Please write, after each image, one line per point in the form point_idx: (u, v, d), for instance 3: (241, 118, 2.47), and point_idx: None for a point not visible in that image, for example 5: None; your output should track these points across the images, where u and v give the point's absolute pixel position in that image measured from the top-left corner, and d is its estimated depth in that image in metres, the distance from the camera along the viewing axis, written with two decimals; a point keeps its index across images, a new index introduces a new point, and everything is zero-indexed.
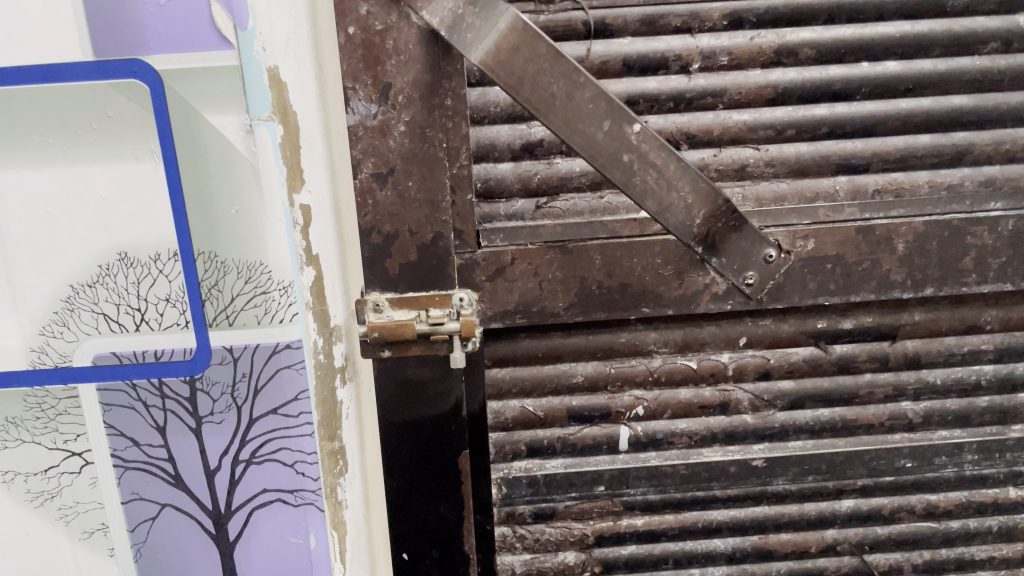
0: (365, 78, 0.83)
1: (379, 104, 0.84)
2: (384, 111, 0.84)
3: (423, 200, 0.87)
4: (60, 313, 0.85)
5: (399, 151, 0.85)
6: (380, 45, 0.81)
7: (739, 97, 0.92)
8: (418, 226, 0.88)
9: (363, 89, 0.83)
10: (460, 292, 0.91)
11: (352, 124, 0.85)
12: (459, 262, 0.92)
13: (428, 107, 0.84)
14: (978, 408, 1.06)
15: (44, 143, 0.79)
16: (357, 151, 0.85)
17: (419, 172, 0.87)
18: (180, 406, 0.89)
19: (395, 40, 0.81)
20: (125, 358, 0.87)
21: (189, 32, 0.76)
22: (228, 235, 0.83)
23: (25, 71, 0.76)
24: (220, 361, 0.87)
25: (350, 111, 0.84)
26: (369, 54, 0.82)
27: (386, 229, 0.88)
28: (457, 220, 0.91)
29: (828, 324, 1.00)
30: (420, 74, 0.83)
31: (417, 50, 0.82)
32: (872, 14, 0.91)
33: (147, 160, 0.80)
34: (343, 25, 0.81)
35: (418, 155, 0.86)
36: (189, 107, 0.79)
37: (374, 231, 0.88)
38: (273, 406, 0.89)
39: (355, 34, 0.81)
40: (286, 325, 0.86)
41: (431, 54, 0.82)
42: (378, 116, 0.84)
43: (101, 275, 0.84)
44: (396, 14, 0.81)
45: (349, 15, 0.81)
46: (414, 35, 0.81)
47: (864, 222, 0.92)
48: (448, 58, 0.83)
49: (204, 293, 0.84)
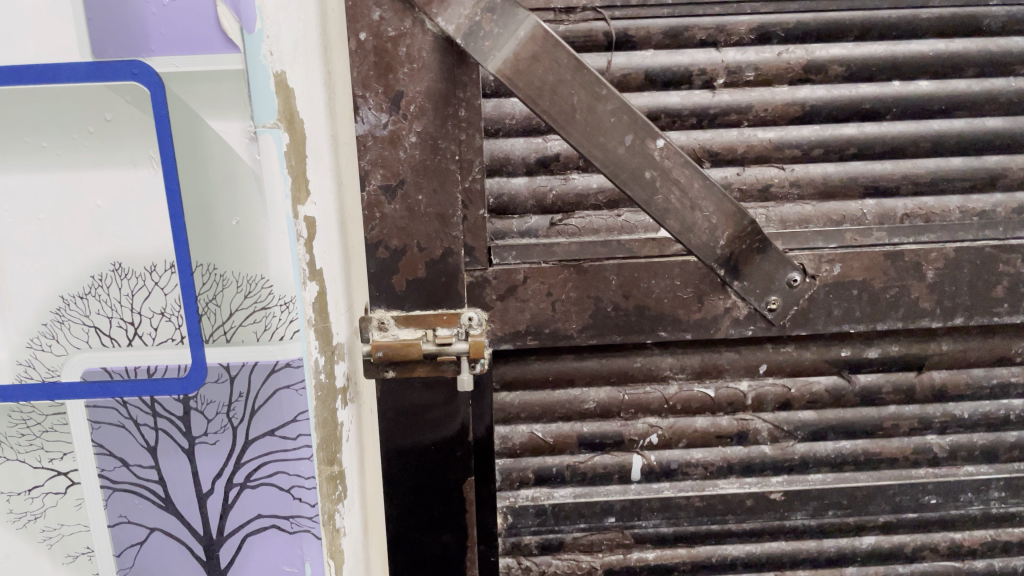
0: (376, 86, 0.79)
1: (390, 114, 0.80)
2: (395, 120, 0.80)
3: (432, 215, 0.83)
4: (49, 325, 0.81)
5: (409, 163, 0.82)
6: (392, 51, 0.78)
7: (765, 114, 0.89)
8: (427, 242, 0.84)
9: (375, 97, 0.79)
10: (469, 311, 0.86)
11: (362, 133, 0.81)
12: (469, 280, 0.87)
13: (441, 118, 0.80)
14: (1006, 442, 1.01)
15: (38, 146, 0.75)
16: (365, 162, 0.82)
17: (431, 187, 0.83)
18: (172, 426, 0.84)
19: (408, 47, 0.78)
20: (116, 374, 0.82)
21: (194, 35, 0.72)
22: (229, 247, 0.79)
23: (20, 70, 0.73)
24: (216, 380, 0.83)
25: (359, 120, 0.80)
26: (381, 61, 0.78)
27: (393, 243, 0.84)
28: (469, 236, 0.86)
29: (852, 353, 0.96)
30: (433, 83, 0.79)
31: (431, 57, 0.78)
32: (905, 32, 0.88)
33: (145, 166, 0.76)
34: (354, 31, 0.77)
35: (430, 168, 0.82)
36: (191, 112, 0.75)
37: (382, 245, 0.84)
38: (270, 427, 0.85)
39: (366, 40, 0.78)
40: (287, 342, 0.82)
41: (446, 62, 0.78)
42: (388, 126, 0.80)
43: (94, 285, 0.80)
44: (410, 19, 0.77)
45: (361, 21, 0.77)
46: (428, 42, 0.78)
47: (893, 247, 0.88)
48: (462, 68, 0.80)
49: (201, 307, 0.80)
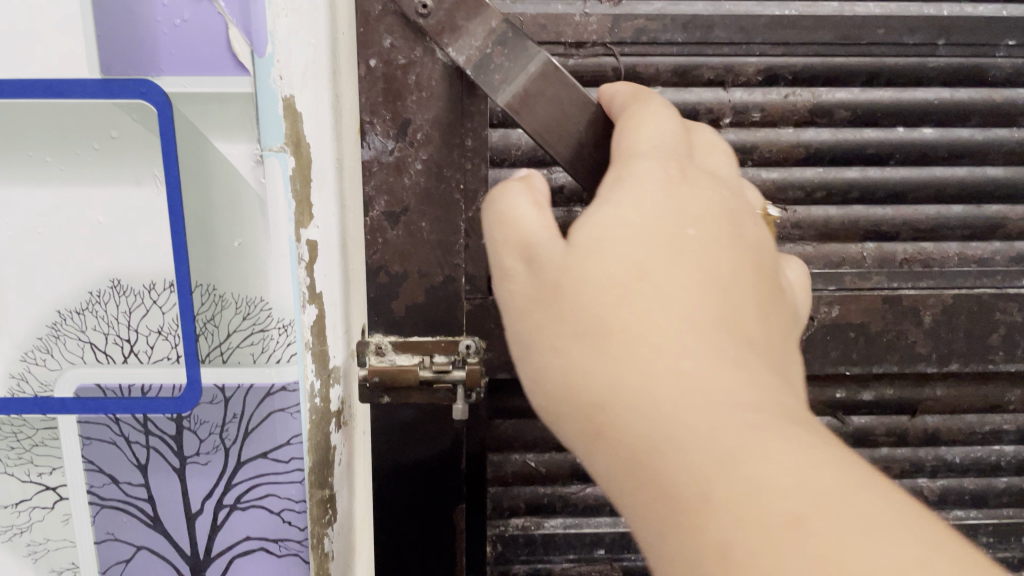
0: (383, 113, 0.79)
1: (397, 141, 0.80)
2: (401, 147, 0.80)
3: (434, 242, 0.83)
4: (44, 339, 0.80)
5: (414, 190, 0.82)
6: (401, 79, 0.78)
7: (769, 154, 0.89)
8: (427, 268, 0.84)
9: (382, 124, 0.79)
10: (466, 338, 0.85)
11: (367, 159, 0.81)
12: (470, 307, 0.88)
13: (447, 146, 0.81)
14: (994, 485, 1.03)
15: (41, 161, 0.75)
16: (370, 188, 0.81)
17: (435, 214, 0.83)
18: (164, 444, 0.84)
19: (418, 75, 0.78)
20: (110, 391, 0.82)
21: (204, 58, 0.72)
22: (230, 268, 0.79)
23: (26, 84, 0.72)
24: (210, 401, 0.82)
25: (365, 145, 0.80)
26: (389, 88, 0.78)
27: (395, 268, 0.84)
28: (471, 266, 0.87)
29: (848, 394, 0.95)
30: (440, 111, 0.80)
31: (439, 86, 0.78)
32: (912, 78, 0.88)
33: (149, 185, 0.76)
34: (364, 57, 0.77)
35: (434, 195, 0.82)
36: (198, 133, 0.75)
37: (383, 270, 0.84)
38: (262, 449, 0.84)
39: (376, 66, 0.78)
40: (283, 365, 0.82)
41: (454, 92, 0.79)
42: (394, 152, 0.80)
43: (92, 301, 0.79)
44: (421, 48, 0.77)
45: (372, 48, 0.77)
46: (437, 71, 0.78)
47: (890, 292, 0.89)
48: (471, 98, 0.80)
49: (198, 326, 0.80)
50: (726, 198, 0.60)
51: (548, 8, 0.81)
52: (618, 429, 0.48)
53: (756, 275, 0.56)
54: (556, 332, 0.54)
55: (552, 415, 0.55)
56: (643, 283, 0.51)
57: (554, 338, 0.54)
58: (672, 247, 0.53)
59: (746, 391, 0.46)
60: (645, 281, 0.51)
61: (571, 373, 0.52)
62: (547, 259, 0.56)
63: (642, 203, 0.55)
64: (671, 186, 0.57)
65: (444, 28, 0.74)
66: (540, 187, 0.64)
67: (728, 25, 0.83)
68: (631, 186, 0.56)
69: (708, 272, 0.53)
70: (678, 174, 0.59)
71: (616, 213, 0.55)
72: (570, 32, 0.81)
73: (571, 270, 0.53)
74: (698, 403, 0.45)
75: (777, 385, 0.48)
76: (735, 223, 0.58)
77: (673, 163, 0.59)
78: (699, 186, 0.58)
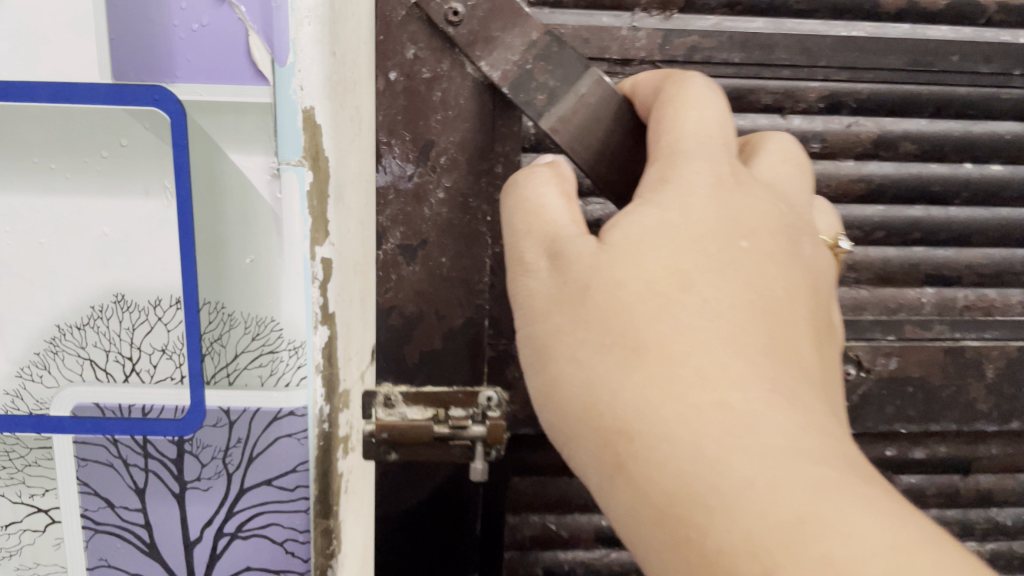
0: (402, 135, 0.83)
1: (416, 165, 0.84)
2: (421, 172, 0.85)
3: (455, 279, 0.89)
4: (42, 355, 0.76)
5: (432, 221, 0.87)
6: (424, 95, 0.82)
7: (827, 189, 0.88)
8: (447, 309, 0.90)
9: (401, 145, 0.84)
10: (488, 391, 0.89)
11: (386, 183, 0.85)
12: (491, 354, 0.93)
13: (473, 173, 0.86)
14: (1005, 524, 1.04)
15: (45, 167, 0.72)
16: (387, 219, 0.86)
17: (452, 246, 0.88)
18: (163, 468, 0.80)
19: (443, 92, 0.82)
20: (108, 411, 0.78)
21: (222, 66, 0.68)
22: (240, 286, 0.74)
23: (34, 87, 0.69)
24: (214, 424, 0.78)
25: (383, 171, 0.85)
26: (411, 106, 0.82)
27: (407, 309, 0.89)
28: (492, 306, 0.91)
29: (900, 451, 0.97)
30: (466, 135, 0.85)
31: (467, 103, 0.83)
32: (983, 109, 0.88)
33: (157, 197, 0.72)
34: (385, 69, 0.81)
35: (452, 228, 0.87)
36: (211, 142, 0.71)
37: (396, 310, 0.89)
38: (266, 476, 0.80)
39: (396, 79, 0.81)
40: (291, 389, 0.77)
41: (484, 110, 0.83)
42: (413, 178, 0.85)
43: (93, 316, 0.75)
44: (448, 61, 0.81)
45: (393, 57, 0.80)
46: (466, 87, 0.82)
47: (952, 342, 0.91)
48: (501, 120, 0.85)
49: (204, 347, 0.76)
50: (774, 211, 0.62)
51: (592, 20, 0.79)
52: (640, 453, 0.50)
53: (803, 300, 0.59)
54: (577, 339, 0.56)
55: (564, 429, 0.57)
56: (685, 295, 0.54)
57: (576, 347, 0.56)
58: (712, 266, 0.56)
59: (796, 430, 0.48)
60: (686, 298, 0.54)
61: (593, 384, 0.54)
62: (573, 262, 0.58)
63: (688, 226, 0.57)
64: (718, 192, 0.60)
65: (477, 38, 0.76)
66: (567, 174, 0.68)
67: (789, 45, 0.81)
68: (676, 192, 0.59)
69: (747, 291, 0.56)
70: (729, 179, 0.61)
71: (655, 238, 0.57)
72: (616, 47, 0.79)
73: (609, 291, 0.56)
74: (741, 444, 0.47)
75: (811, 408, 0.52)
76: (788, 238, 0.61)
77: (723, 165, 0.61)
78: (747, 196, 0.61)
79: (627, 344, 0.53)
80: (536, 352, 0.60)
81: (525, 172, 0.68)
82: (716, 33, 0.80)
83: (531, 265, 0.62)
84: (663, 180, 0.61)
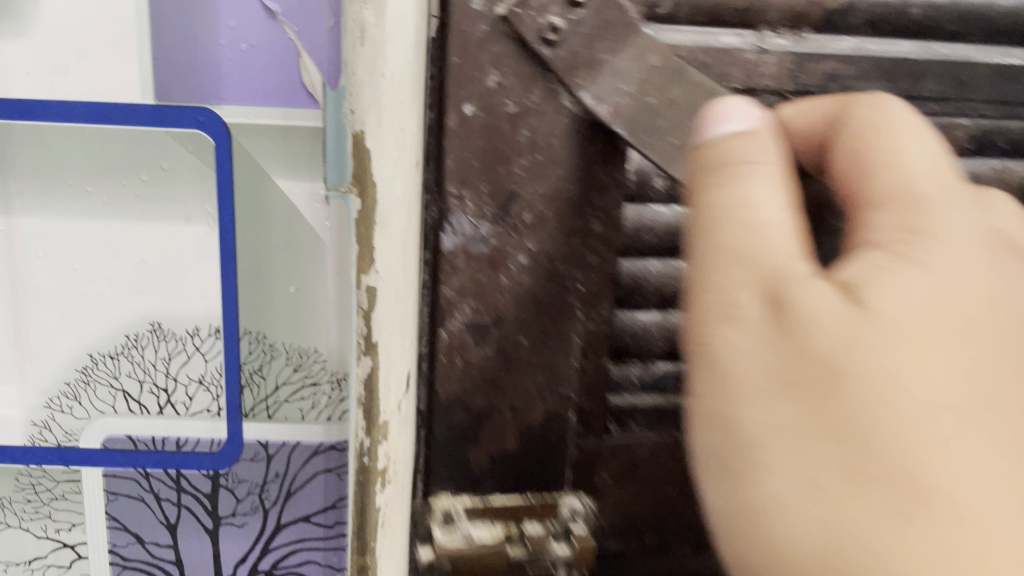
0: (477, 182, 0.65)
1: (494, 224, 0.66)
2: (500, 233, 0.67)
3: (539, 366, 0.72)
4: (73, 385, 0.73)
5: (511, 293, 0.69)
6: (508, 135, 0.64)
7: None
8: (522, 401, 0.72)
9: (475, 196, 0.65)
10: (570, 501, 0.77)
11: (454, 245, 0.67)
12: (575, 454, 0.77)
13: (563, 231, 0.69)
14: None
15: (82, 190, 0.69)
16: (454, 288, 0.67)
17: (536, 326, 0.71)
18: (197, 503, 0.77)
19: (529, 131, 0.64)
20: (141, 444, 0.75)
21: (272, 89, 0.66)
22: (283, 316, 0.71)
23: (70, 105, 0.66)
24: (251, 458, 0.75)
25: (453, 226, 0.65)
26: (491, 150, 0.64)
27: (475, 405, 0.71)
28: (581, 393, 0.74)
29: None
30: (556, 183, 0.67)
31: (558, 143, 0.65)
32: None
33: (200, 222, 0.69)
34: (457, 101, 0.62)
35: (536, 303, 0.70)
36: (257, 166, 0.68)
37: (462, 407, 0.71)
38: (304, 512, 0.77)
39: (474, 115, 0.63)
40: (333, 422, 0.74)
41: (585, 152, 0.66)
42: (488, 240, 0.67)
43: (128, 345, 0.72)
44: (538, 91, 0.63)
45: (468, 88, 0.62)
46: (558, 123, 0.65)
47: None
48: (600, 167, 0.67)
49: (244, 378, 0.72)
50: None
51: (713, 39, 0.65)
52: None
53: None
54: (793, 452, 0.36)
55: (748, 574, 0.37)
56: (971, 429, 0.34)
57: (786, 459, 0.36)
58: (999, 381, 0.36)
59: None
60: (973, 431, 0.34)
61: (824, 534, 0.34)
62: (811, 325, 0.36)
63: (965, 311, 0.37)
64: (992, 265, 0.39)
65: (578, 62, 0.61)
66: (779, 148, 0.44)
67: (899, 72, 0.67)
68: (949, 256, 0.38)
69: None
70: (997, 250, 0.40)
71: (924, 319, 0.36)
72: (740, 72, 0.65)
73: (867, 392, 0.35)
74: None
75: None
76: None
77: (993, 229, 0.40)
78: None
79: (905, 493, 0.33)
80: (727, 451, 0.38)
81: (730, 151, 0.43)
82: (856, 58, 0.67)
83: (732, 310, 0.39)
84: (912, 228, 0.38)
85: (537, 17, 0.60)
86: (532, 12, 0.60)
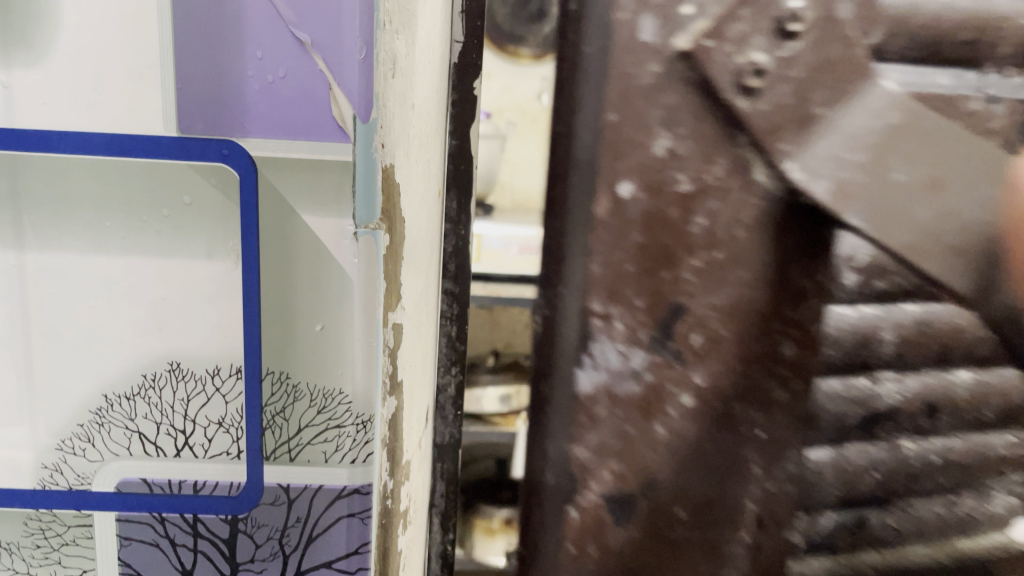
0: (630, 296, 0.46)
1: (649, 349, 0.48)
2: (658, 362, 0.48)
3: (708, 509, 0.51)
4: (86, 426, 0.70)
5: (668, 445, 0.49)
6: (674, 229, 0.46)
7: None
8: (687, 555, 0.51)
9: (628, 315, 0.47)
10: None
11: (593, 384, 0.48)
12: None
13: (744, 348, 0.48)
14: None
15: (99, 226, 0.66)
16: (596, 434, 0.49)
17: (698, 493, 0.50)
18: (213, 549, 0.74)
19: (707, 215, 0.45)
20: (157, 487, 0.72)
21: (301, 124, 0.64)
22: (307, 356, 0.69)
23: (90, 139, 0.64)
24: (272, 502, 0.72)
25: (593, 358, 0.48)
26: (653, 245, 0.46)
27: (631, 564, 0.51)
28: (758, 530, 0.53)
29: None
30: (738, 290, 0.47)
31: (743, 239, 0.46)
32: None
33: (222, 259, 0.67)
34: (610, 185, 0.45)
35: (697, 458, 0.50)
36: (282, 202, 0.65)
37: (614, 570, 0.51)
38: (326, 558, 0.74)
39: (628, 203, 0.45)
40: (357, 465, 0.71)
41: (779, 246, 0.46)
42: (644, 367, 0.48)
43: (145, 386, 0.69)
44: (723, 161, 0.44)
45: (626, 154, 0.44)
46: (743, 213, 0.45)
47: None
48: (799, 265, 0.47)
49: (265, 420, 0.70)
50: None
51: (934, 82, 0.46)
52: None
53: None
54: None
55: None
56: None
57: None
58: None
59: None
60: None
61: None
62: None
63: None
64: None
65: (786, 119, 0.42)
66: None
67: None
68: None
69: None
70: None
71: None
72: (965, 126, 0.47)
73: None
74: None
75: None
76: None
77: None
78: None
79: None
80: None
81: None
82: None
83: None
84: None
85: (732, 57, 0.41)
86: (727, 49, 0.41)
